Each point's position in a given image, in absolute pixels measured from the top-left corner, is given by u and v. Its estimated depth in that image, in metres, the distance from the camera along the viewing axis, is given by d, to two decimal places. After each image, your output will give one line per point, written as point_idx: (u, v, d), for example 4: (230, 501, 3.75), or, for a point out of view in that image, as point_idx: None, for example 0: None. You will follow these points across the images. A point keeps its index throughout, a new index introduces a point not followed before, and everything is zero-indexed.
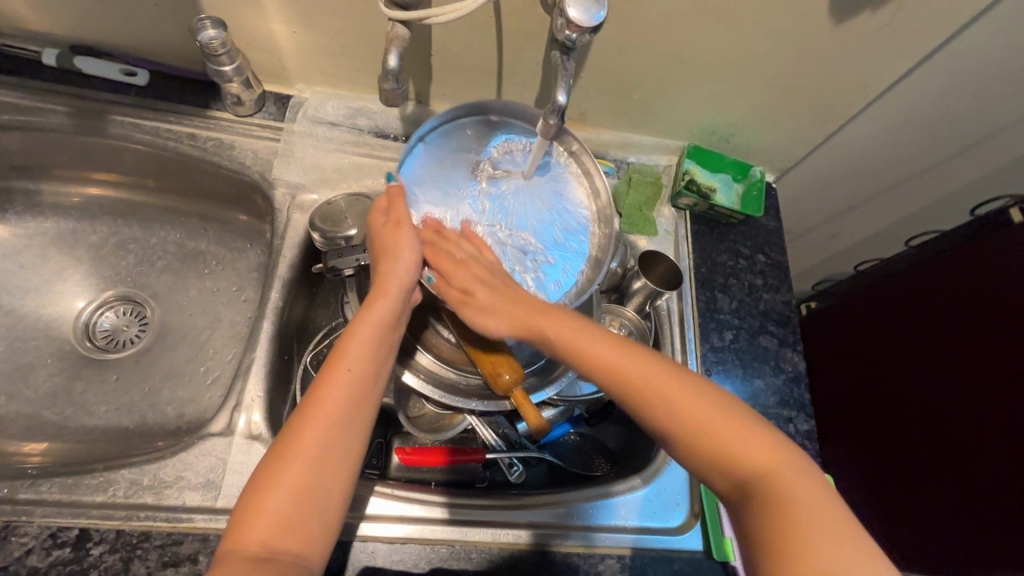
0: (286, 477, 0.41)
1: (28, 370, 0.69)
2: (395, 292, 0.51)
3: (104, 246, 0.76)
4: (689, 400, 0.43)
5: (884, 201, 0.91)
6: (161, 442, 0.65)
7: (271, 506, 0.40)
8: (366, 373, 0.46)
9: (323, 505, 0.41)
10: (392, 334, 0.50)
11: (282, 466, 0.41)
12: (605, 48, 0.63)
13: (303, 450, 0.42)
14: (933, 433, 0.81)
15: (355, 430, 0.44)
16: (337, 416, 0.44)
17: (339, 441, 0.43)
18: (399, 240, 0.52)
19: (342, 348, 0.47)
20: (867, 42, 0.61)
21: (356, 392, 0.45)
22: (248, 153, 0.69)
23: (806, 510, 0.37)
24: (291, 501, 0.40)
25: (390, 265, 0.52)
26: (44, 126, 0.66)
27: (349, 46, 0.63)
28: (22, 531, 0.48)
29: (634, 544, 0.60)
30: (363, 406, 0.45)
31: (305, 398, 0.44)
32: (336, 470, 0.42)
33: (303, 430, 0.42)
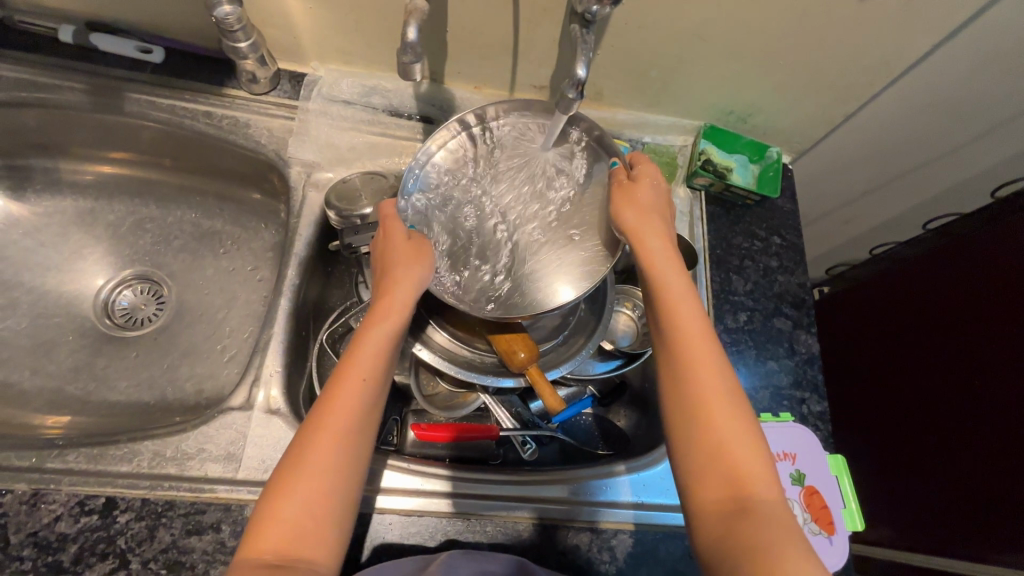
0: (299, 489, 0.41)
1: (51, 345, 0.70)
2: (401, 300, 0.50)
3: (122, 225, 0.77)
4: (733, 411, 0.45)
5: (903, 184, 0.90)
6: (181, 416, 0.67)
7: (286, 519, 0.40)
8: (375, 384, 0.46)
9: (335, 513, 0.42)
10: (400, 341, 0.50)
11: (296, 474, 0.42)
12: (624, 24, 0.61)
13: (316, 464, 0.42)
14: (951, 419, 0.80)
15: (365, 439, 0.45)
16: (344, 427, 0.44)
17: (350, 450, 0.43)
18: (416, 256, 0.52)
19: (350, 356, 0.47)
20: (894, 18, 0.59)
21: (365, 401, 0.45)
22: (264, 132, 0.69)
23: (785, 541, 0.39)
24: (303, 510, 0.41)
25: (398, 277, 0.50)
26: (61, 103, 0.66)
27: (364, 23, 0.63)
28: (51, 499, 0.50)
29: (636, 521, 0.61)
30: (372, 415, 0.46)
31: (314, 410, 0.44)
32: (348, 478, 0.43)
33: (315, 438, 0.43)
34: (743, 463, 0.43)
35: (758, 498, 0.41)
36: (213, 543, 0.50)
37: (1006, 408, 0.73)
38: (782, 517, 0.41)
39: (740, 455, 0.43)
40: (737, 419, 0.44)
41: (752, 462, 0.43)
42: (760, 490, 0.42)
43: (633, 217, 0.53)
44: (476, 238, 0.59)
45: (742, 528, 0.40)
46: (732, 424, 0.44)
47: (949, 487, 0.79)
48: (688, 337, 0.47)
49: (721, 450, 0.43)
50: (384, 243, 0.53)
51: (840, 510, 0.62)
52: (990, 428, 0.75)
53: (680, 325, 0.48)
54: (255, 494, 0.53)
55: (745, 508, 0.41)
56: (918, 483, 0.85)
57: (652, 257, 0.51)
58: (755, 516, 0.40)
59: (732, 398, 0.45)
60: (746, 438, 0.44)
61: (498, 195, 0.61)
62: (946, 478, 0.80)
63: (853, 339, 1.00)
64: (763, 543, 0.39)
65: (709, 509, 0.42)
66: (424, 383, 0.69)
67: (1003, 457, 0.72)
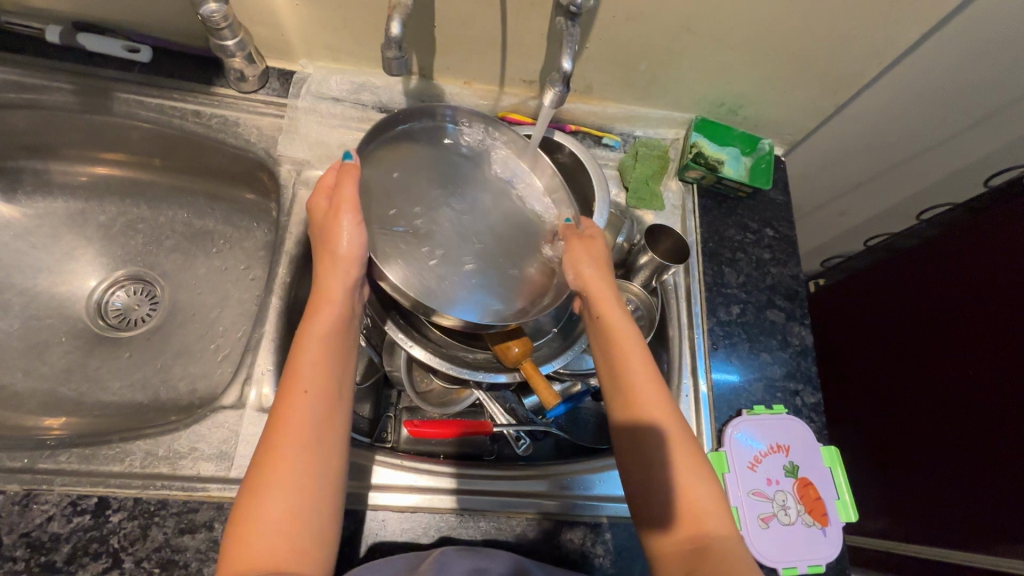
0: (267, 506, 0.40)
1: (43, 347, 0.70)
2: (339, 295, 0.50)
3: (113, 226, 0.77)
4: (685, 451, 0.47)
5: (896, 175, 0.90)
6: (175, 416, 0.67)
7: (256, 539, 0.39)
8: (327, 389, 0.46)
9: (309, 528, 0.41)
10: (343, 338, 0.50)
11: (263, 491, 0.41)
12: (612, 17, 0.61)
13: (280, 481, 0.41)
14: (947, 409, 0.80)
15: (326, 447, 0.44)
16: (304, 437, 0.43)
17: (315, 458, 0.43)
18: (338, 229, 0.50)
19: (298, 366, 0.46)
20: (883, 8, 0.59)
21: (319, 410, 0.45)
22: (253, 130, 0.69)
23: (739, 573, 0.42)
24: (279, 524, 0.40)
25: (333, 266, 0.50)
26: (48, 104, 0.66)
27: (351, 19, 0.63)
28: (43, 499, 0.50)
29: (617, 514, 0.61)
30: (330, 421, 0.45)
31: (267, 429, 0.43)
32: (318, 487, 0.42)
33: (274, 453, 0.42)
34: (698, 503, 0.46)
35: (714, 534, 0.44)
36: (206, 542, 0.50)
37: (1000, 398, 0.73)
38: (736, 546, 0.44)
39: (693, 495, 0.46)
40: (689, 459, 0.47)
41: (706, 498, 0.46)
42: (716, 526, 0.45)
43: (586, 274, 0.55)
44: (420, 232, 0.56)
45: (701, 564, 0.43)
46: (688, 464, 0.47)
47: (945, 476, 0.80)
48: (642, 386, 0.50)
49: (680, 493, 0.46)
50: (317, 226, 0.51)
51: (833, 501, 0.63)
52: (985, 418, 0.75)
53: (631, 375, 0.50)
54: None
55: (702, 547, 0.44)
56: (915, 474, 0.85)
57: (606, 312, 0.53)
58: (714, 553, 0.43)
59: (687, 439, 0.48)
60: (697, 478, 0.46)
61: (455, 196, 0.59)
62: (943, 469, 0.80)
63: (849, 330, 1.00)
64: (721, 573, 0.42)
65: (670, 550, 0.45)
66: (418, 380, 0.69)
67: (998, 447, 0.73)
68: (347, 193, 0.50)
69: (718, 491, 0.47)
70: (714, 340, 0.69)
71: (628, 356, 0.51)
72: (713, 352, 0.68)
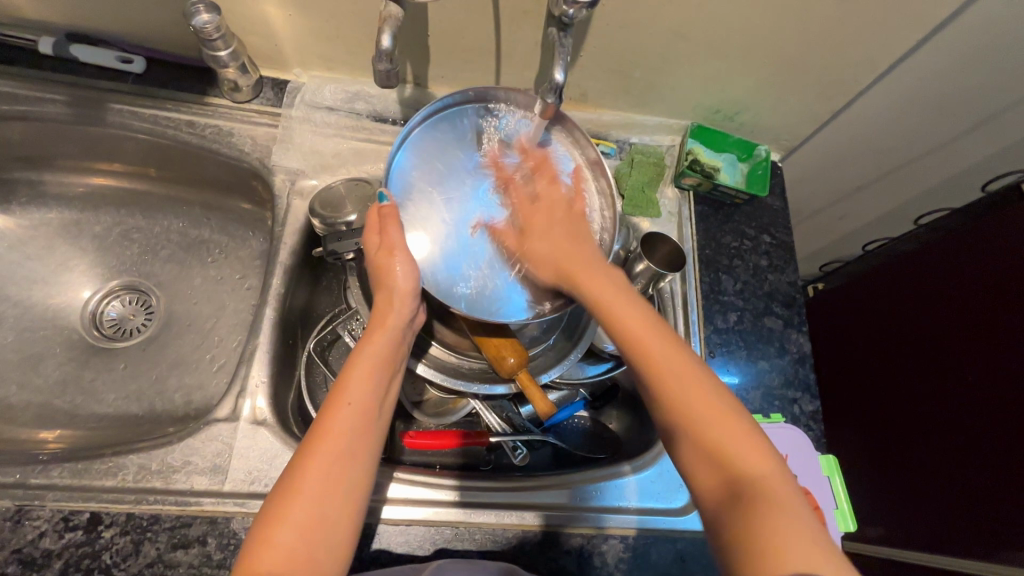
0: (294, 511, 0.41)
1: (38, 359, 0.70)
2: (391, 324, 0.52)
3: (108, 236, 0.77)
4: (692, 385, 0.45)
5: (893, 179, 0.89)
6: (170, 428, 0.66)
7: (279, 541, 0.40)
8: (369, 407, 0.47)
9: (331, 536, 0.42)
10: (392, 365, 0.51)
11: (290, 502, 0.41)
12: (606, 26, 0.61)
13: (312, 484, 0.42)
14: (946, 415, 0.80)
15: (360, 459, 0.45)
16: (338, 450, 0.44)
17: (345, 473, 0.43)
18: (392, 266, 0.51)
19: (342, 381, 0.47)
20: (878, 12, 0.59)
21: (357, 427, 0.45)
22: (247, 140, 0.69)
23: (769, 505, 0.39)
24: (299, 535, 0.40)
25: (388, 299, 0.52)
26: (42, 116, 0.66)
27: (344, 28, 0.62)
28: (35, 515, 0.49)
29: (638, 526, 0.61)
30: (366, 438, 0.46)
31: (305, 440, 0.45)
32: (342, 501, 0.43)
33: (307, 462, 0.43)
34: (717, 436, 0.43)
35: (765, 488, 0.40)
36: (200, 557, 0.50)
37: (1000, 402, 0.73)
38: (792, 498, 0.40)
39: (712, 430, 0.43)
40: (701, 395, 0.45)
41: (747, 452, 0.42)
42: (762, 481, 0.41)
43: (550, 245, 0.55)
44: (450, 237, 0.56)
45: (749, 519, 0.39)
46: (697, 400, 0.45)
47: (945, 482, 0.79)
48: (649, 351, 0.47)
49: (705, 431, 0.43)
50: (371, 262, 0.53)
51: (831, 510, 0.63)
52: (985, 424, 0.74)
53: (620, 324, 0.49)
54: (242, 506, 0.52)
55: (751, 501, 0.40)
56: (913, 478, 0.84)
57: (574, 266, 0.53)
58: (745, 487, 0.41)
59: (715, 392, 0.45)
60: (714, 413, 0.44)
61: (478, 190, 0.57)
62: (942, 475, 0.80)
63: (846, 335, 0.99)
64: (771, 526, 0.38)
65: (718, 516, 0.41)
66: (414, 391, 0.69)
67: (998, 454, 0.72)
68: (398, 236, 0.51)
69: (744, 426, 0.44)
70: (710, 347, 0.69)
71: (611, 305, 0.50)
72: (709, 358, 0.68)
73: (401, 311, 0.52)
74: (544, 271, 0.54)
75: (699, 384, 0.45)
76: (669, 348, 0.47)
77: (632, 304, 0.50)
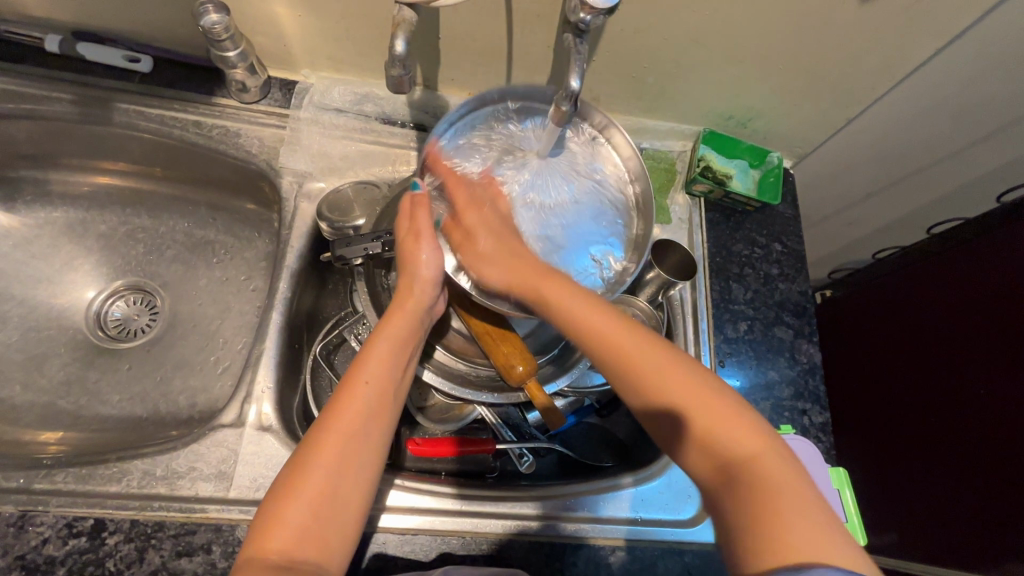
0: (307, 483, 0.41)
1: (42, 359, 0.69)
2: (410, 308, 0.52)
3: (113, 235, 0.76)
4: (676, 377, 0.44)
5: (905, 187, 0.88)
6: (175, 431, 0.66)
7: (291, 519, 0.40)
8: (387, 385, 0.47)
9: (343, 513, 0.42)
10: (410, 347, 0.51)
11: (303, 476, 0.41)
12: (621, 30, 0.60)
13: (324, 458, 0.42)
14: (952, 427, 0.79)
15: (374, 437, 0.45)
16: (353, 426, 0.44)
17: (359, 449, 0.43)
18: (419, 251, 0.52)
19: (361, 360, 0.48)
20: (896, 20, 0.58)
21: (374, 405, 0.46)
22: (255, 141, 0.68)
23: (771, 492, 0.38)
24: (311, 511, 0.40)
25: (410, 284, 0.53)
26: (48, 114, 0.65)
27: (354, 29, 0.61)
28: (39, 521, 0.49)
29: (628, 537, 0.59)
30: (381, 416, 0.46)
31: (321, 415, 0.45)
32: (355, 478, 0.43)
33: (322, 435, 0.43)
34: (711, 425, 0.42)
35: (755, 470, 0.40)
36: (205, 565, 0.49)
37: (1008, 415, 0.72)
38: (784, 475, 0.39)
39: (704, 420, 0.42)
40: (689, 384, 0.44)
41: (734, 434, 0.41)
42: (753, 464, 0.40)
43: (492, 250, 0.54)
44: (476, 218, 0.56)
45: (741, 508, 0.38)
46: (686, 387, 0.43)
47: (951, 496, 0.78)
48: (623, 350, 0.46)
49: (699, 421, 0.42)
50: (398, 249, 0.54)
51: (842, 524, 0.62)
52: (993, 438, 0.73)
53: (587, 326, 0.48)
54: (247, 514, 0.52)
55: (739, 487, 0.39)
56: (919, 489, 0.83)
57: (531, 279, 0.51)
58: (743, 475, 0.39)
59: (694, 379, 0.44)
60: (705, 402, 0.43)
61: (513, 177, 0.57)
62: (949, 487, 0.79)
63: (855, 344, 0.98)
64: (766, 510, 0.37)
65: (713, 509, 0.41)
66: (420, 394, 0.68)
67: (1007, 468, 0.71)
68: (427, 221, 0.52)
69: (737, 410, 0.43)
70: (720, 356, 0.68)
71: (576, 310, 0.49)
72: (719, 368, 0.67)
73: (421, 296, 0.53)
74: (494, 279, 0.53)
75: (675, 370, 0.45)
76: (646, 343, 0.46)
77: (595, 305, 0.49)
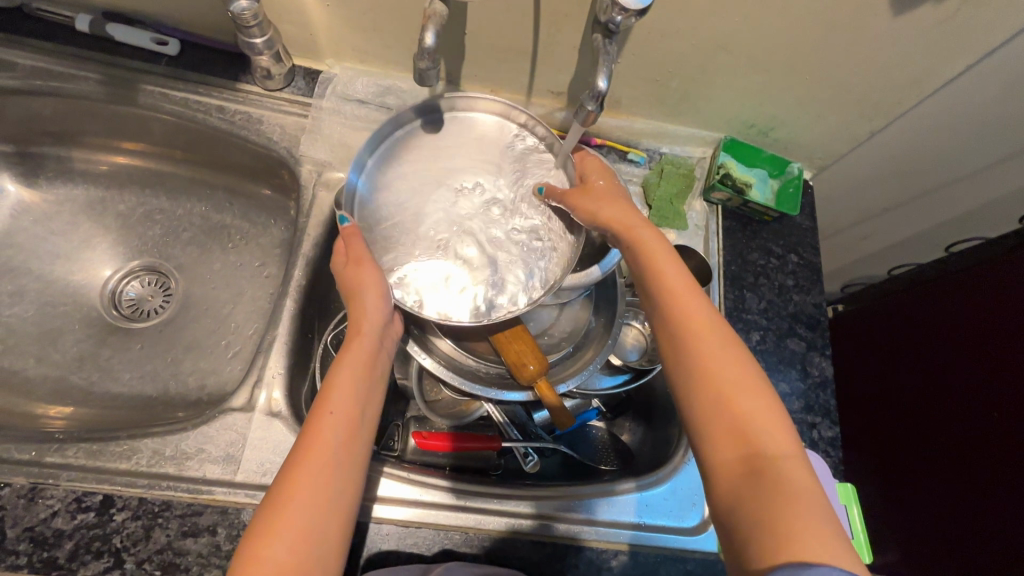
0: (287, 521, 0.40)
1: (57, 334, 0.70)
2: (366, 331, 0.51)
3: (132, 215, 0.77)
4: (728, 357, 0.43)
5: (925, 205, 0.87)
6: (184, 411, 0.67)
7: (270, 558, 0.39)
8: (352, 416, 0.47)
9: (322, 550, 0.41)
10: (375, 373, 0.51)
11: (279, 514, 0.41)
12: (649, 33, 0.60)
13: (298, 496, 0.41)
14: (958, 450, 0.78)
15: (347, 472, 0.44)
16: (327, 461, 0.43)
17: (331, 486, 0.43)
18: (362, 276, 0.52)
19: (326, 391, 0.47)
20: (930, 34, 0.57)
21: (342, 436, 0.45)
22: (276, 128, 0.69)
23: (794, 491, 0.37)
24: (292, 549, 0.39)
25: (360, 307, 0.51)
26: (75, 92, 0.66)
27: (381, 22, 0.62)
28: (49, 494, 0.49)
29: (630, 541, 0.59)
30: (350, 449, 0.45)
31: (292, 451, 0.44)
32: (330, 514, 0.42)
33: (298, 467, 0.43)
34: (746, 412, 0.41)
35: (779, 469, 0.38)
36: (210, 546, 0.50)
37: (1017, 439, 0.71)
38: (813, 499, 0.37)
39: (741, 406, 0.41)
40: (739, 369, 0.43)
41: (773, 433, 0.40)
42: (783, 465, 0.39)
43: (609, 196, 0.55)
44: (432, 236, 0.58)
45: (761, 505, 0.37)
46: (728, 364, 0.43)
47: (954, 516, 0.78)
48: (689, 312, 0.46)
49: (728, 406, 0.41)
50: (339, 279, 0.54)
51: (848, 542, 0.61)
52: (997, 465, 0.73)
53: (658, 273, 0.48)
54: (253, 498, 0.52)
55: (769, 491, 0.37)
56: (927, 511, 0.82)
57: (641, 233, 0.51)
58: (769, 470, 0.38)
59: (745, 365, 0.43)
60: (751, 389, 0.42)
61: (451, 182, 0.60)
62: (956, 510, 0.78)
63: (866, 361, 0.98)
64: (785, 504, 0.36)
65: (725, 499, 0.40)
66: (428, 389, 0.69)
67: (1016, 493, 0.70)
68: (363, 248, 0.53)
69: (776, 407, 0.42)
70: None
71: (660, 265, 0.48)
72: None
73: (373, 314, 0.52)
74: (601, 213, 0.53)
75: (727, 347, 0.44)
76: (708, 315, 0.46)
77: (680, 265, 0.49)
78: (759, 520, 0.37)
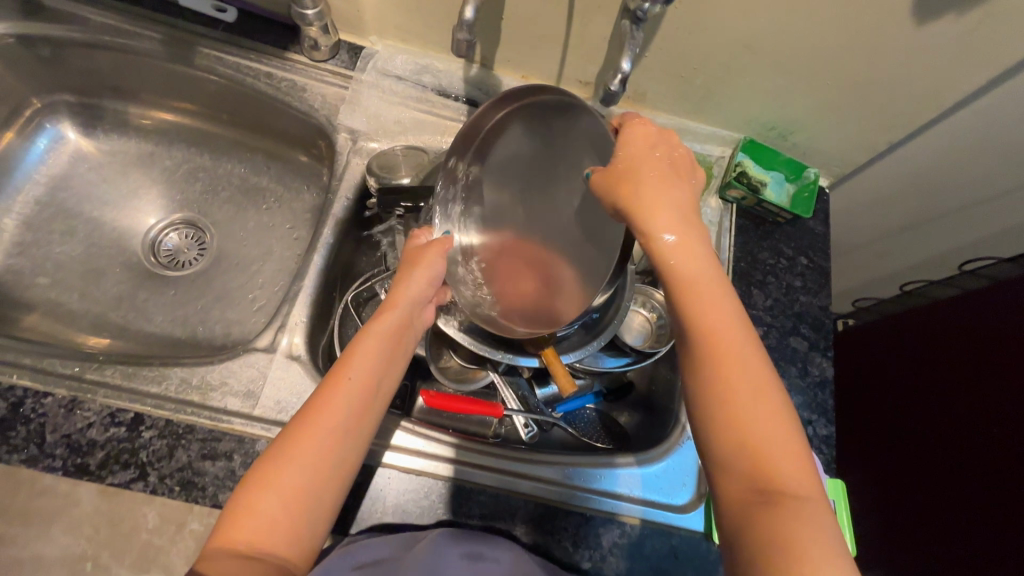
0: (283, 479, 0.44)
1: (100, 273, 0.75)
2: (400, 305, 0.54)
3: (176, 170, 0.82)
4: (755, 384, 0.42)
5: (943, 224, 0.88)
6: (208, 354, 0.71)
7: (262, 510, 0.43)
8: (365, 387, 0.49)
9: (312, 512, 0.45)
10: (397, 347, 0.53)
11: (279, 469, 0.44)
12: (678, 28, 0.63)
13: (299, 457, 0.45)
14: (957, 468, 0.78)
15: (347, 444, 0.47)
16: (330, 429, 0.46)
17: (332, 454, 0.46)
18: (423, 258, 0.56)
19: (347, 360, 0.50)
20: (949, 47, 0.59)
21: (353, 405, 0.48)
22: (318, 97, 0.73)
23: (793, 517, 0.37)
24: (281, 505, 0.43)
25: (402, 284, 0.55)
26: (137, 50, 0.71)
27: (424, 3, 0.66)
28: (86, 407, 0.54)
29: (633, 514, 0.62)
30: (359, 419, 0.48)
31: (303, 410, 0.47)
32: (325, 481, 0.45)
33: (305, 429, 0.46)
34: (766, 441, 0.40)
35: (782, 495, 0.38)
36: (225, 470, 0.53)
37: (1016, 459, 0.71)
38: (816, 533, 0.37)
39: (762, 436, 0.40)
40: (765, 397, 0.41)
41: (780, 448, 0.40)
42: (787, 480, 0.39)
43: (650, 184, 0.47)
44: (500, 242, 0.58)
45: (760, 516, 0.38)
46: (754, 391, 0.42)
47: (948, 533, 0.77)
48: (723, 332, 0.43)
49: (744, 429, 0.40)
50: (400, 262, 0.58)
51: None
52: (997, 485, 0.72)
53: (695, 286, 0.45)
54: (268, 431, 0.55)
55: (764, 513, 0.38)
56: (920, 525, 0.82)
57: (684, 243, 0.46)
58: (777, 495, 0.38)
59: (772, 395, 0.42)
60: (777, 421, 0.41)
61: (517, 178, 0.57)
62: (949, 526, 0.77)
63: (871, 374, 0.98)
64: (782, 526, 0.37)
65: (731, 507, 0.40)
66: (440, 355, 0.72)
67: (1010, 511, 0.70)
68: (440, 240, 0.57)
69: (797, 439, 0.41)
70: None
71: (696, 278, 0.45)
72: None
73: (412, 292, 0.55)
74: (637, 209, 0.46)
75: (755, 365, 0.43)
76: (745, 339, 0.43)
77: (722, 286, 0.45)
78: (744, 533, 0.38)
